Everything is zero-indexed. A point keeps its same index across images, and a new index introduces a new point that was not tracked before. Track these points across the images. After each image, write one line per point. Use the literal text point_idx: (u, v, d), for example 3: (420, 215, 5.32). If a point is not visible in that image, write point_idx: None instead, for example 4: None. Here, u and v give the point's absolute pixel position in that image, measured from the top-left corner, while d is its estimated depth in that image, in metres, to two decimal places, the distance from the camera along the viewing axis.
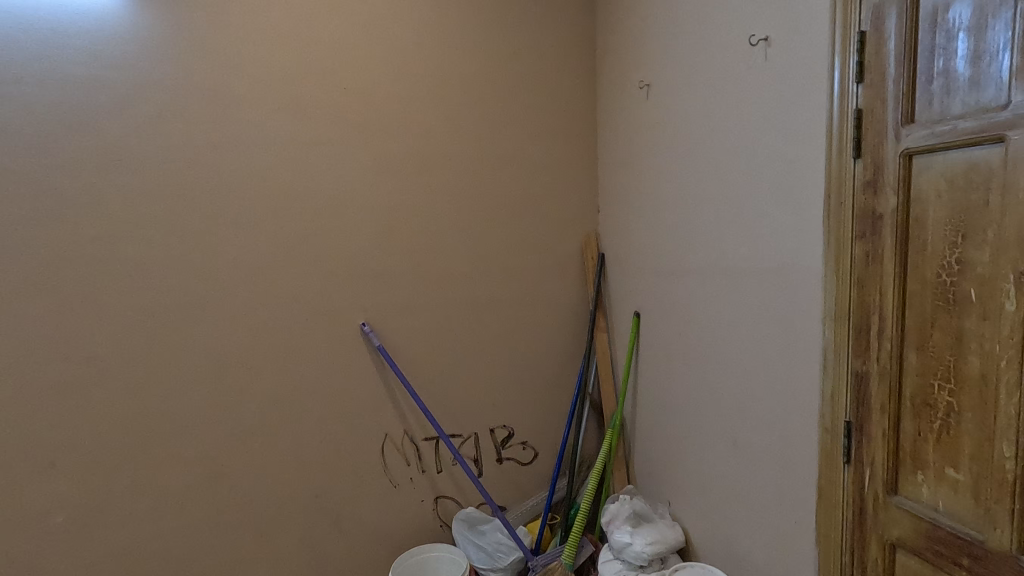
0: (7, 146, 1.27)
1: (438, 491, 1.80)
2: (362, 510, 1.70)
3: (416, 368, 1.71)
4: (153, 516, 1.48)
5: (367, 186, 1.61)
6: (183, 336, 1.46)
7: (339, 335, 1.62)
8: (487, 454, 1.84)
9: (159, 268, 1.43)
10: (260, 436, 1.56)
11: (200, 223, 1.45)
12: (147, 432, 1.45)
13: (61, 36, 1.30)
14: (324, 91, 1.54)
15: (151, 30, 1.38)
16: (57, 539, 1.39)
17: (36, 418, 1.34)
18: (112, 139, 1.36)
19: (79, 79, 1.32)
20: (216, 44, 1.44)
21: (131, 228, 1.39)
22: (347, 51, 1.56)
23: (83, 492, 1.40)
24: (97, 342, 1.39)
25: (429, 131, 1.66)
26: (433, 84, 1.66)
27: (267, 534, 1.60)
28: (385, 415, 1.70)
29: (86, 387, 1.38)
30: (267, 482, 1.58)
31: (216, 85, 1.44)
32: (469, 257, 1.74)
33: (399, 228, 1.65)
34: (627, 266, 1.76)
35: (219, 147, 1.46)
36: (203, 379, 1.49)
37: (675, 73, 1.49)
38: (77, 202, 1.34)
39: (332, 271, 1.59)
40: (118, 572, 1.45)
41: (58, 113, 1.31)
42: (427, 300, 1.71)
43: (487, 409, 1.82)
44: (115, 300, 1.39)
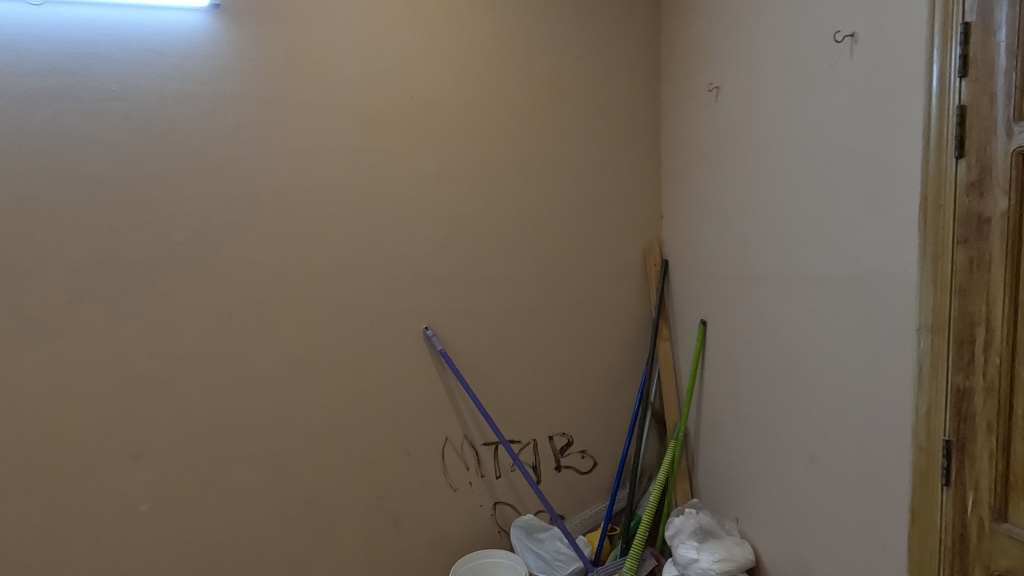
0: (108, 157, 1.39)
1: (497, 497, 1.79)
2: (421, 512, 1.72)
3: (476, 372, 1.72)
4: (225, 510, 1.54)
5: (433, 192, 1.63)
6: (257, 337, 1.53)
7: (401, 339, 1.64)
8: (545, 461, 1.82)
9: (234, 272, 1.50)
10: (326, 435, 1.61)
11: (273, 228, 1.51)
12: (223, 428, 1.52)
13: (155, 55, 1.41)
14: (392, 99, 1.58)
15: (235, 46, 1.46)
16: (141, 526, 1.48)
17: (126, 411, 1.45)
18: (195, 150, 1.45)
19: (169, 94, 1.42)
20: (293, 57, 1.50)
21: (214, 235, 1.47)
22: (412, 61, 1.59)
23: (164, 482, 1.49)
24: (178, 341, 1.47)
25: (490, 137, 1.68)
26: (495, 91, 1.67)
27: (330, 532, 1.64)
28: (445, 419, 1.71)
29: (171, 384, 1.48)
30: (332, 482, 1.63)
31: (292, 97, 1.51)
32: (530, 263, 1.74)
33: (460, 234, 1.67)
34: (695, 272, 1.71)
35: (293, 156, 1.52)
36: (276, 379, 1.55)
37: (750, 74, 1.44)
38: (167, 211, 1.44)
39: (398, 275, 1.62)
40: (193, 561, 1.53)
41: (152, 127, 1.42)
42: (489, 305, 1.71)
43: (546, 416, 1.81)
44: (198, 302, 1.48)
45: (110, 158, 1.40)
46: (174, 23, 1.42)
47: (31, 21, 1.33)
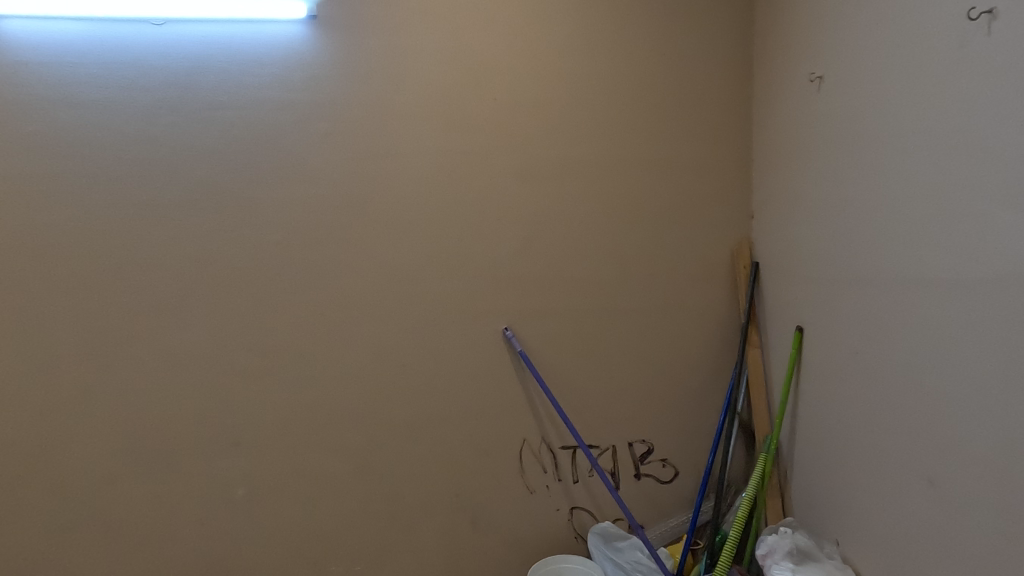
0: (217, 163, 1.50)
1: (573, 502, 1.76)
2: (497, 512, 1.72)
3: (555, 375, 1.70)
4: (312, 499, 1.61)
5: (515, 193, 1.63)
6: (345, 334, 1.58)
7: (481, 339, 1.65)
8: (624, 468, 1.77)
9: (325, 271, 1.56)
10: (408, 432, 1.64)
11: (360, 229, 1.56)
12: (312, 420, 1.59)
13: (258, 65, 1.50)
14: (476, 101, 1.59)
15: (329, 54, 1.52)
16: (239, 509, 1.58)
17: (227, 400, 1.55)
18: (292, 154, 1.52)
19: (270, 102, 1.51)
20: (382, 62, 1.55)
21: (307, 236, 1.54)
22: (496, 62, 1.60)
23: (259, 469, 1.58)
24: (274, 336, 1.55)
25: (573, 136, 1.65)
26: (578, 89, 1.64)
27: (409, 526, 1.67)
28: (524, 420, 1.70)
29: (267, 376, 1.56)
30: (412, 477, 1.66)
31: (381, 101, 1.55)
32: (611, 264, 1.70)
33: (541, 235, 1.65)
34: (791, 275, 1.61)
35: (380, 158, 1.56)
36: (362, 375, 1.60)
37: (860, 61, 1.33)
38: (266, 213, 1.52)
39: (479, 275, 1.63)
40: (283, 545, 1.61)
41: (254, 134, 1.51)
42: (569, 306, 1.69)
43: (626, 421, 1.76)
44: (292, 300, 1.55)
45: (218, 164, 1.50)
46: (276, 35, 1.50)
47: (153, 38, 1.46)
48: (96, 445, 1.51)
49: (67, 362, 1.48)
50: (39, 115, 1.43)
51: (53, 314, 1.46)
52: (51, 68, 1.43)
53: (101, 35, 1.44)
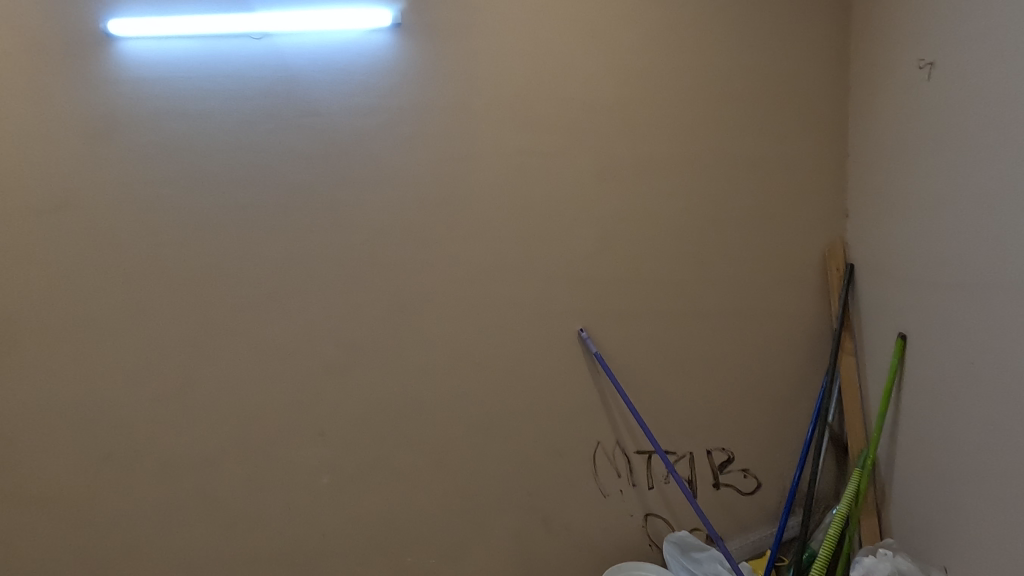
0: (310, 167, 1.58)
1: (648, 509, 1.72)
2: (570, 514, 1.71)
3: (631, 377, 1.67)
4: (390, 490, 1.66)
5: (592, 193, 1.61)
6: (423, 332, 1.63)
7: (557, 340, 1.64)
8: (702, 476, 1.71)
9: (406, 270, 1.61)
10: (482, 430, 1.66)
11: (440, 229, 1.60)
12: (392, 414, 1.64)
13: (348, 74, 1.57)
14: (554, 101, 1.59)
15: (412, 60, 1.57)
16: (322, 496, 1.66)
17: (314, 391, 1.63)
18: (378, 158, 1.58)
19: (359, 108, 1.57)
20: (463, 65, 1.58)
21: (390, 236, 1.60)
22: (574, 61, 1.59)
23: (342, 458, 1.65)
24: (359, 332, 1.62)
25: (653, 134, 1.61)
26: (659, 85, 1.60)
27: (482, 524, 1.69)
28: (598, 423, 1.68)
29: (351, 371, 1.63)
30: (486, 475, 1.67)
31: (461, 104, 1.58)
32: (691, 265, 1.65)
33: (619, 235, 1.63)
34: (894, 279, 1.50)
35: (459, 160, 1.59)
36: (439, 372, 1.64)
37: (978, 44, 1.21)
38: (353, 214, 1.59)
39: (554, 275, 1.63)
40: (363, 534, 1.67)
41: (344, 139, 1.58)
42: (646, 308, 1.65)
43: (705, 428, 1.70)
44: (375, 298, 1.61)
45: (312, 168, 1.58)
46: (364, 44, 1.56)
47: (253, 52, 1.56)
48: (199, 430, 1.63)
49: (176, 352, 1.62)
50: (157, 127, 1.58)
51: (166, 307, 1.61)
52: (167, 83, 1.57)
53: (209, 50, 1.56)
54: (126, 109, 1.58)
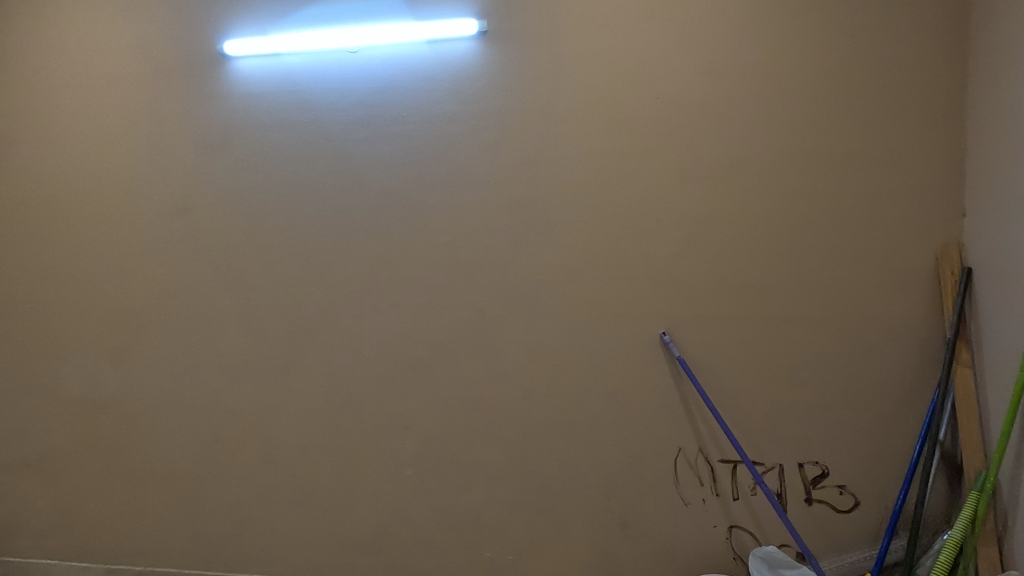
0: (400, 173, 1.66)
1: (732, 520, 1.65)
2: (650, 521, 1.67)
3: (715, 383, 1.61)
4: (471, 485, 1.71)
5: (676, 193, 1.58)
6: (504, 331, 1.66)
7: (638, 343, 1.62)
8: (792, 490, 1.62)
9: (489, 271, 1.65)
10: (560, 430, 1.67)
11: (521, 230, 1.63)
12: (473, 411, 1.69)
13: (436, 82, 1.63)
14: (639, 101, 1.57)
15: (497, 67, 1.61)
16: (406, 487, 1.73)
17: (401, 386, 1.71)
18: (463, 162, 1.64)
19: (446, 115, 1.63)
20: (547, 69, 1.60)
21: (473, 238, 1.65)
22: (659, 60, 1.56)
23: (426, 452, 1.72)
24: (442, 330, 1.68)
25: (742, 132, 1.56)
26: (750, 80, 1.55)
27: (558, 524, 1.69)
28: (680, 429, 1.64)
29: (434, 367, 1.69)
30: (564, 476, 1.68)
31: (544, 108, 1.60)
32: (782, 267, 1.57)
33: (704, 236, 1.58)
34: (1021, 284, 1.35)
35: (542, 163, 1.61)
36: (520, 373, 1.67)
37: None
38: (439, 217, 1.65)
39: (636, 278, 1.61)
40: (445, 525, 1.73)
41: (431, 144, 1.64)
42: (732, 312, 1.59)
43: (796, 440, 1.61)
44: (458, 297, 1.67)
45: (401, 174, 1.66)
46: (452, 53, 1.62)
47: (349, 65, 1.66)
48: (297, 418, 1.76)
49: (277, 345, 1.75)
50: (264, 138, 1.72)
51: (270, 304, 1.74)
52: (273, 97, 1.70)
53: (310, 65, 1.68)
54: (237, 122, 1.73)
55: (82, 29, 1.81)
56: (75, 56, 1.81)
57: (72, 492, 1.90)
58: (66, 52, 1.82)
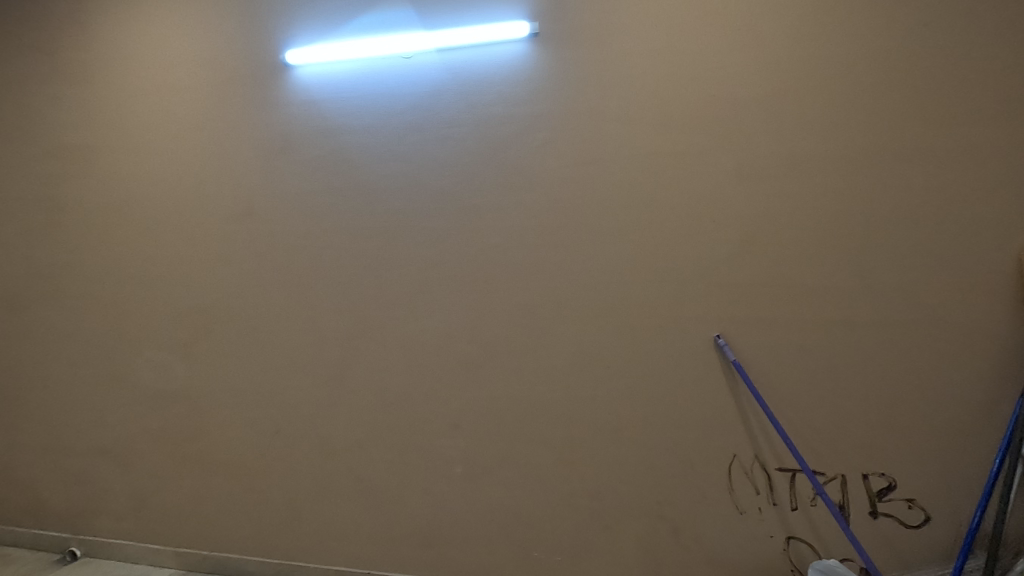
0: (452, 175, 1.69)
1: (790, 531, 1.59)
2: (702, 529, 1.63)
3: (773, 389, 1.56)
4: (519, 484, 1.72)
5: (732, 193, 1.54)
6: (553, 332, 1.66)
7: (690, 346, 1.59)
8: (856, 503, 1.55)
9: (538, 272, 1.65)
10: (610, 433, 1.65)
11: (572, 231, 1.63)
12: (522, 411, 1.70)
13: (488, 85, 1.65)
14: (692, 99, 1.54)
15: (548, 68, 1.61)
16: (456, 484, 1.76)
17: (451, 385, 1.74)
18: (514, 164, 1.65)
19: (497, 118, 1.65)
20: (598, 69, 1.59)
21: (524, 239, 1.65)
22: (714, 57, 1.53)
23: (475, 450, 1.74)
24: (492, 330, 1.70)
25: (802, 129, 1.50)
26: (811, 75, 1.49)
27: (607, 528, 1.67)
28: (734, 435, 1.59)
29: (484, 367, 1.71)
30: (613, 479, 1.66)
31: (596, 108, 1.59)
32: (846, 269, 1.50)
33: (761, 237, 1.54)
34: None
35: (593, 164, 1.60)
36: (569, 374, 1.66)
37: None
38: (490, 218, 1.67)
39: (689, 279, 1.58)
40: (493, 524, 1.74)
41: (483, 147, 1.66)
42: (791, 315, 1.54)
43: (860, 450, 1.54)
44: (508, 298, 1.68)
45: (453, 176, 1.69)
46: (503, 56, 1.64)
47: (404, 71, 1.70)
48: (351, 414, 1.81)
49: (333, 343, 1.81)
50: (323, 143, 1.78)
51: (326, 303, 1.81)
52: (332, 103, 1.76)
53: (366, 71, 1.73)
54: (298, 128, 1.80)
55: (156, 42, 1.92)
56: (152, 69, 1.93)
57: (144, 478, 2.03)
58: (143, 65, 1.94)
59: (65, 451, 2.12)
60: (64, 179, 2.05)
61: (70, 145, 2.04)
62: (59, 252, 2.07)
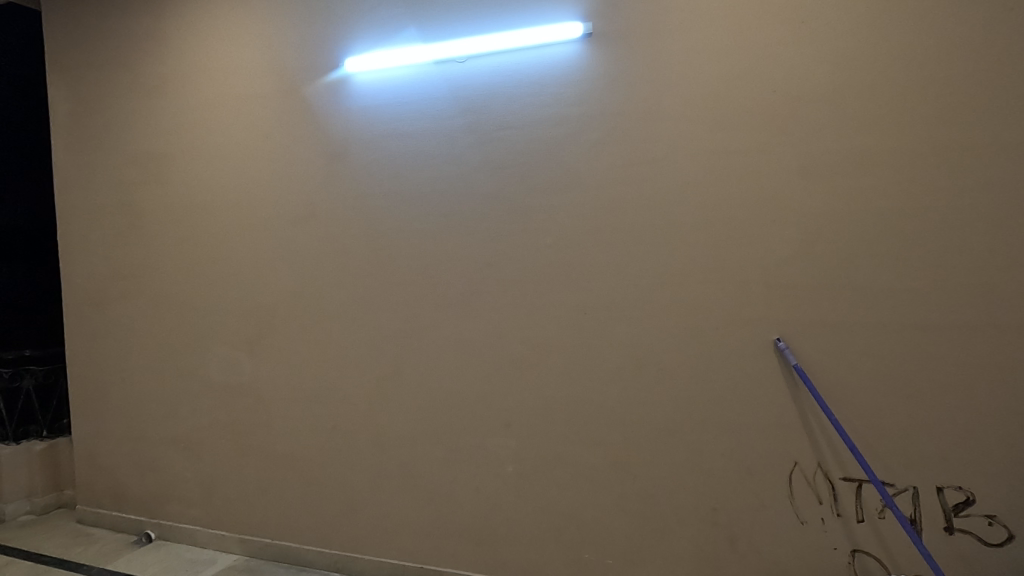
0: (505, 177, 1.71)
1: (856, 545, 1.51)
2: (760, 538, 1.57)
3: (836, 395, 1.50)
4: (570, 485, 1.72)
5: (792, 191, 1.49)
6: (605, 333, 1.65)
7: (748, 349, 1.55)
8: (929, 517, 1.46)
9: (591, 272, 1.65)
10: (663, 436, 1.63)
11: (624, 231, 1.62)
12: (573, 412, 1.70)
13: (541, 86, 1.66)
14: (751, 97, 1.51)
15: (602, 68, 1.61)
16: (507, 483, 1.77)
17: (502, 385, 1.76)
18: (567, 165, 1.65)
19: (550, 119, 1.66)
20: (652, 68, 1.57)
21: (577, 240, 1.65)
22: (774, 52, 1.49)
23: (526, 449, 1.75)
24: (543, 331, 1.71)
25: (869, 123, 1.44)
26: (879, 68, 1.43)
27: (660, 533, 1.64)
28: (795, 442, 1.54)
29: (535, 367, 1.72)
30: (666, 483, 1.63)
31: (651, 107, 1.58)
32: (917, 270, 1.43)
33: (824, 237, 1.48)
34: None
35: (647, 163, 1.59)
36: (622, 375, 1.65)
37: None
38: (542, 219, 1.68)
39: (747, 280, 1.54)
40: (543, 523, 1.74)
41: (535, 148, 1.67)
42: (857, 318, 1.47)
43: (934, 461, 1.45)
44: (560, 299, 1.68)
45: (506, 178, 1.71)
46: (556, 58, 1.64)
47: (458, 75, 1.74)
48: (405, 411, 1.86)
49: (388, 341, 1.86)
50: (380, 147, 1.83)
51: (382, 303, 1.86)
52: (389, 109, 1.82)
53: (422, 77, 1.77)
54: (356, 133, 1.86)
55: (226, 55, 2.04)
56: (222, 80, 2.04)
57: (212, 467, 2.14)
58: (214, 77, 2.06)
59: (141, 440, 2.26)
60: (143, 186, 2.19)
61: (148, 154, 2.18)
62: (138, 254, 2.22)
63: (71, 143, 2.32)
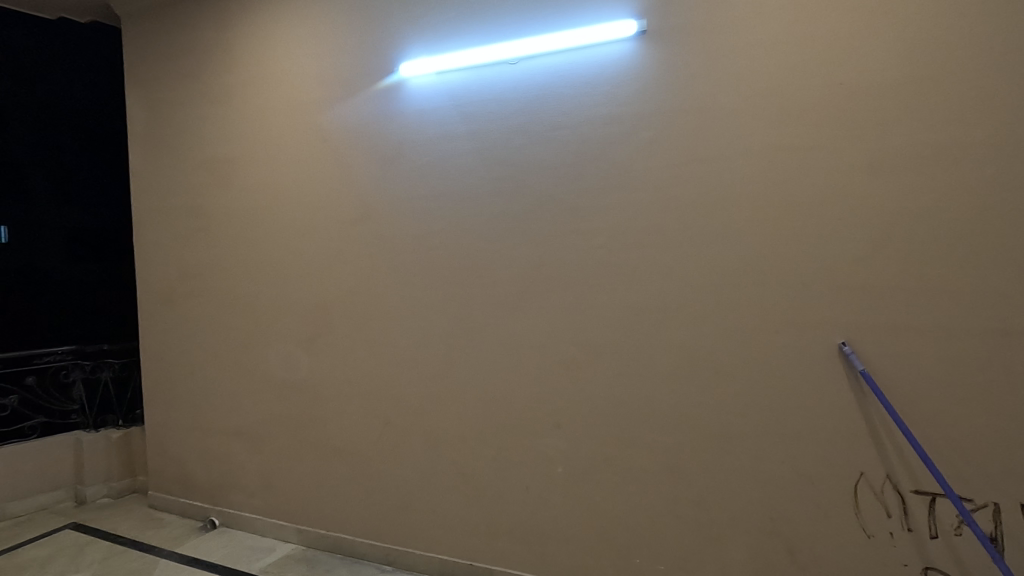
0: (556, 176, 1.71)
1: (929, 562, 1.43)
2: (822, 550, 1.50)
3: (907, 403, 1.42)
4: (621, 488, 1.70)
5: (859, 188, 1.43)
6: (658, 335, 1.63)
7: (811, 353, 1.49)
8: (1013, 536, 1.36)
9: (644, 273, 1.63)
10: (719, 441, 1.59)
11: (679, 231, 1.59)
12: (625, 414, 1.68)
13: (593, 85, 1.65)
14: (815, 91, 1.45)
15: (656, 65, 1.59)
16: (557, 484, 1.77)
17: (553, 385, 1.76)
18: (619, 164, 1.64)
19: (602, 118, 1.65)
20: (709, 65, 1.54)
21: (630, 240, 1.64)
22: (841, 44, 1.43)
23: (576, 450, 1.74)
24: (595, 331, 1.70)
25: (946, 115, 1.35)
26: (957, 56, 1.34)
27: (715, 541, 1.60)
28: (862, 451, 1.47)
29: (586, 368, 1.71)
30: (722, 489, 1.59)
31: (708, 105, 1.54)
32: (1000, 271, 1.33)
33: (895, 236, 1.41)
34: None
35: (703, 161, 1.55)
36: (676, 377, 1.62)
37: None
38: (594, 219, 1.67)
39: (809, 281, 1.48)
40: (594, 525, 1.73)
41: (587, 148, 1.67)
42: (931, 322, 1.39)
43: (1018, 477, 1.34)
44: (612, 299, 1.67)
45: (557, 177, 1.71)
46: (609, 56, 1.63)
47: (510, 77, 1.75)
48: (456, 409, 1.89)
49: (441, 341, 1.90)
50: (433, 149, 1.87)
51: (434, 303, 1.89)
52: (442, 111, 1.85)
53: (475, 79, 1.80)
54: (410, 136, 1.91)
55: (288, 64, 2.12)
56: (285, 88, 2.13)
57: (272, 459, 2.24)
58: (276, 85, 2.15)
59: (208, 431, 2.39)
60: (211, 190, 2.31)
61: (216, 160, 2.30)
62: (206, 255, 2.34)
63: (147, 150, 2.47)
